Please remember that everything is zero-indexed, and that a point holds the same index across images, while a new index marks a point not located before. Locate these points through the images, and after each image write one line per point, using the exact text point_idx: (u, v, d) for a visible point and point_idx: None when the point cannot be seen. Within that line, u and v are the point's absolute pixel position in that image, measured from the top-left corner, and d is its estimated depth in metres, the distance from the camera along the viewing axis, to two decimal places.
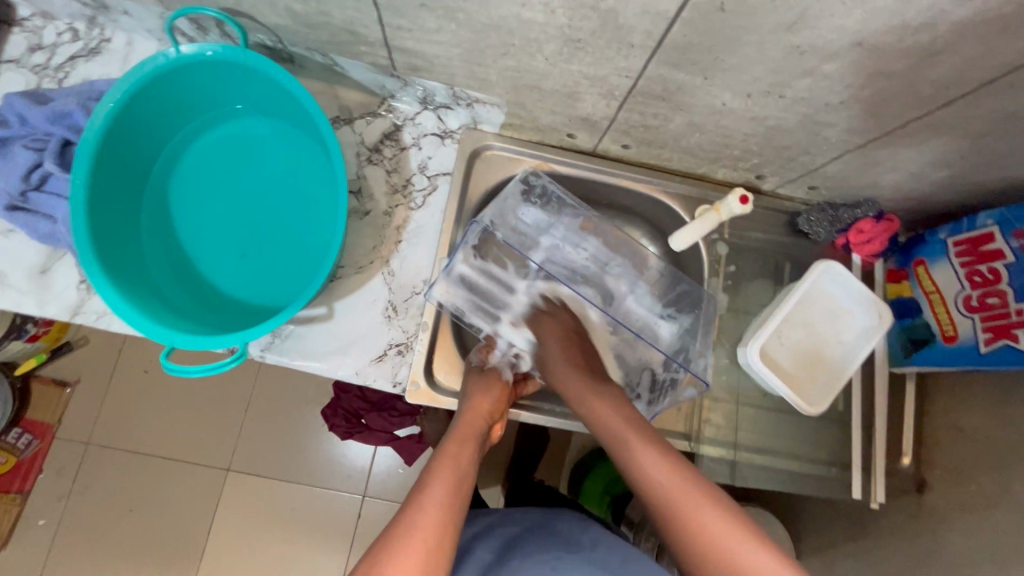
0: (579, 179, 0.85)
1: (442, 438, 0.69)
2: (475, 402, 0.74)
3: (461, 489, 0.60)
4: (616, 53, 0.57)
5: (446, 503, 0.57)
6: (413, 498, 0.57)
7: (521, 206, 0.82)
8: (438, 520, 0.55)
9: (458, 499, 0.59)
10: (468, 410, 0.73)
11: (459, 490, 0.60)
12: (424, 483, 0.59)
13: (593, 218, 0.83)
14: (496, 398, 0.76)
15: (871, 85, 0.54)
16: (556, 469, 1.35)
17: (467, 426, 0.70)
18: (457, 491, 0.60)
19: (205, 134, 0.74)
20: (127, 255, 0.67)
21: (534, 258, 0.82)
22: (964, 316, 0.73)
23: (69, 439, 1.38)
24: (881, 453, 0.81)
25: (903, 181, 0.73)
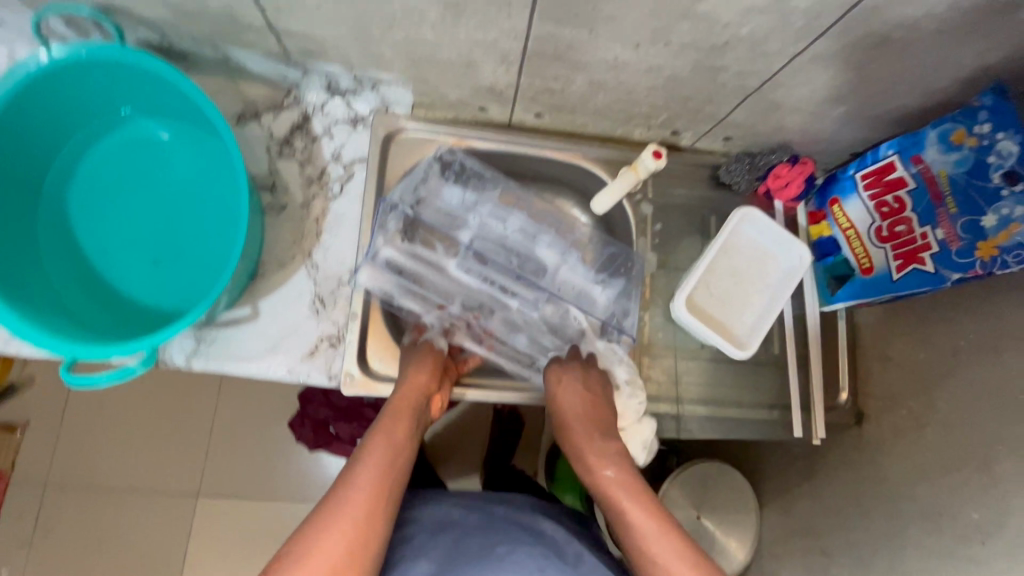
0: (498, 154, 0.85)
1: (381, 411, 0.69)
2: (412, 374, 0.73)
3: (392, 469, 0.61)
4: (498, 13, 0.57)
5: (373, 487, 0.58)
6: (341, 484, 0.57)
7: (440, 184, 0.81)
8: (362, 506, 0.55)
9: (388, 482, 0.59)
10: (405, 383, 0.72)
11: (388, 472, 0.60)
12: (354, 467, 0.60)
13: (512, 190, 0.84)
14: (432, 368, 0.75)
15: (746, 23, 0.55)
16: (534, 457, 1.33)
17: (403, 400, 0.70)
18: (386, 473, 0.60)
19: (99, 141, 0.71)
20: (21, 273, 0.64)
21: (462, 236, 0.80)
22: (877, 247, 0.75)
23: (21, 483, 1.33)
24: (819, 389, 0.83)
25: (806, 121, 0.75)
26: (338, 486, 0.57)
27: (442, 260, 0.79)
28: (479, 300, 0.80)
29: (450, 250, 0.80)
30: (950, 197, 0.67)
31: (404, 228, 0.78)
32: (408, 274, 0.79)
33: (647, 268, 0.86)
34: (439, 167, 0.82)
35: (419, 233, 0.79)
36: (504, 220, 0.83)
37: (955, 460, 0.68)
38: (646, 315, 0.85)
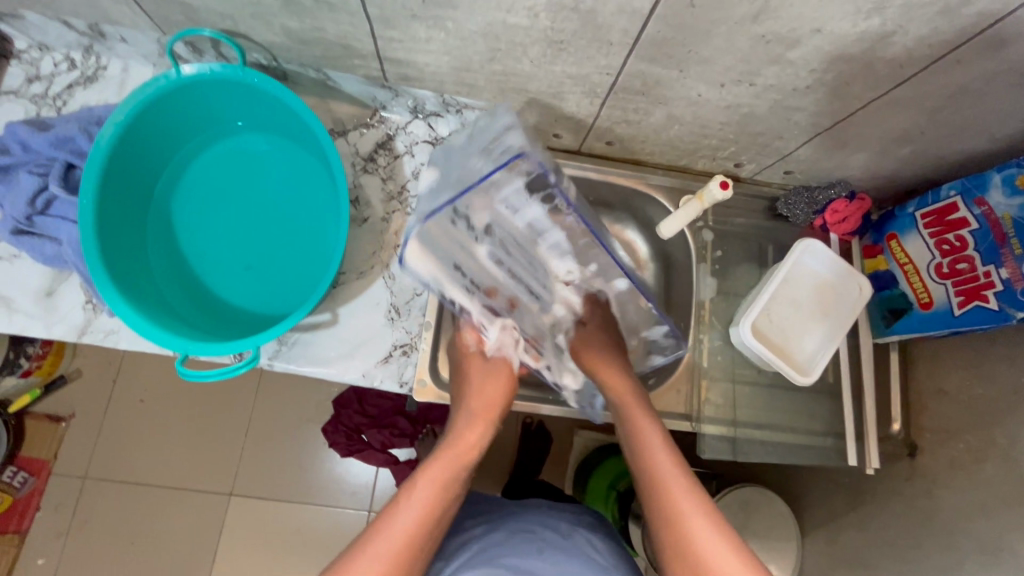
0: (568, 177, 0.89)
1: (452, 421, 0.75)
2: (481, 387, 0.76)
3: (448, 486, 0.67)
4: (597, 52, 0.61)
5: (432, 500, 0.65)
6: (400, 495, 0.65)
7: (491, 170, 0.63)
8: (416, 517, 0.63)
9: (445, 493, 0.66)
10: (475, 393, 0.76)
11: (447, 489, 0.67)
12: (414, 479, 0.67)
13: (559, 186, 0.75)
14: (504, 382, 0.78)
15: (831, 69, 0.59)
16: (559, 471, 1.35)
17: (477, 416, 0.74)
18: (443, 489, 0.66)
19: (206, 151, 0.76)
20: (134, 272, 0.69)
21: (475, 219, 0.67)
22: (937, 283, 0.77)
23: (65, 474, 1.36)
24: (872, 420, 0.84)
25: (870, 160, 0.78)
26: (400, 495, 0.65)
27: (468, 244, 0.70)
28: (509, 290, 0.76)
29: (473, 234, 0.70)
30: (1015, 238, 0.68)
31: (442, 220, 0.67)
32: (446, 264, 0.72)
33: (707, 292, 0.89)
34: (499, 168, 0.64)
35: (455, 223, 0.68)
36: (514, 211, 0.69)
37: (1018, 495, 0.69)
38: (704, 338, 0.87)
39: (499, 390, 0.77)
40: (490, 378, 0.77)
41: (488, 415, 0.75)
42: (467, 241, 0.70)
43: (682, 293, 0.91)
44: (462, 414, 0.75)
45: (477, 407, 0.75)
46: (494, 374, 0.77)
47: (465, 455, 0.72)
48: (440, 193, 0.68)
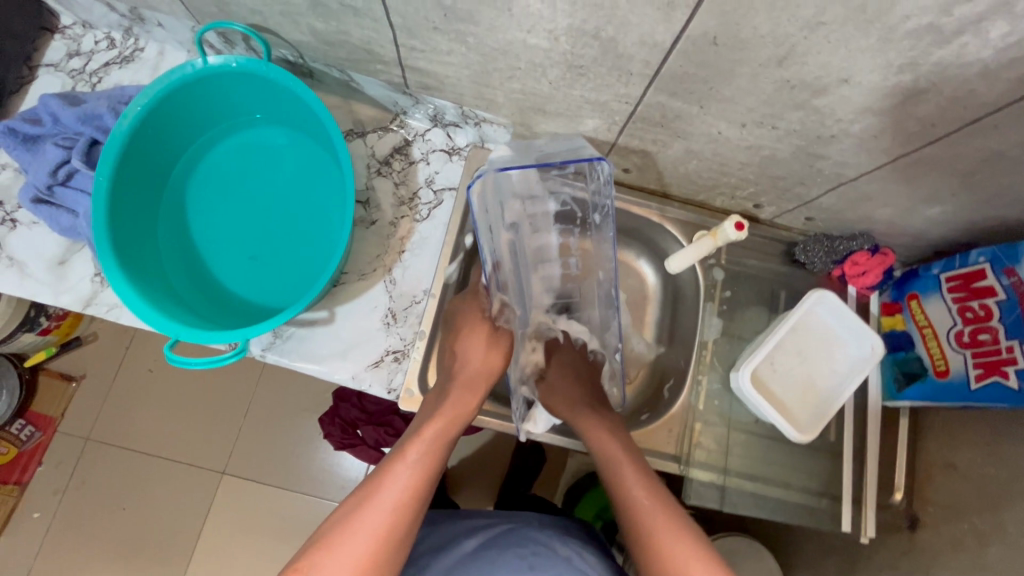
0: None
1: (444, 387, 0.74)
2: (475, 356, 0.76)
3: (428, 469, 0.63)
4: (616, 80, 0.60)
5: (410, 487, 0.60)
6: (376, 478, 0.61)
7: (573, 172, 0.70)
8: (409, 480, 0.61)
9: (424, 479, 0.62)
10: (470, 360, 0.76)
11: (428, 472, 0.63)
12: (392, 460, 0.63)
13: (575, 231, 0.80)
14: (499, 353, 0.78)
15: (859, 121, 0.56)
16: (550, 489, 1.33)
17: (468, 380, 0.74)
18: (423, 473, 0.62)
19: (224, 140, 0.78)
20: (140, 249, 0.70)
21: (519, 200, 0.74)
22: (955, 351, 0.73)
23: (69, 433, 1.40)
24: (872, 486, 0.81)
25: (896, 216, 0.75)
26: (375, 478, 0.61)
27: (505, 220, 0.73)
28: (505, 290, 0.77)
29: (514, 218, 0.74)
30: None
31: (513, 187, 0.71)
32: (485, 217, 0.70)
33: (711, 333, 0.86)
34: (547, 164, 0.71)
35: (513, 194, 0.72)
36: (539, 231, 0.79)
37: None
38: (703, 380, 0.85)
39: (492, 367, 0.76)
40: (486, 351, 0.76)
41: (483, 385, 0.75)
42: (500, 220, 0.73)
43: (687, 330, 0.89)
44: (454, 385, 0.73)
45: (467, 377, 0.74)
46: (492, 344, 0.77)
47: (447, 430, 0.68)
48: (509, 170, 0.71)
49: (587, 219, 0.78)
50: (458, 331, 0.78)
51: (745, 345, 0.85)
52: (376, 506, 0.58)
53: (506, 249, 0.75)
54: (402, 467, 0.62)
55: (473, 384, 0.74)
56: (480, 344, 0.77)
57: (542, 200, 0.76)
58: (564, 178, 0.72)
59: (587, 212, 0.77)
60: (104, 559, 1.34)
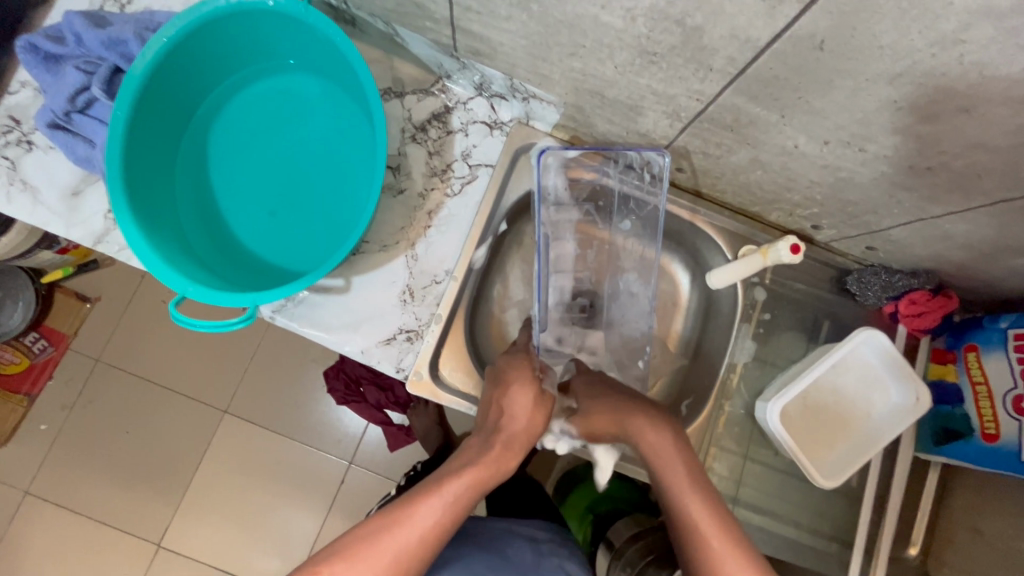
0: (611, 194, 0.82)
1: (483, 434, 0.65)
2: (518, 398, 0.67)
3: (457, 514, 0.56)
4: (692, 74, 0.53)
5: (429, 532, 0.54)
6: (401, 508, 0.55)
7: (607, 169, 0.79)
8: (432, 516, 0.55)
9: (448, 523, 0.55)
10: (514, 406, 0.66)
11: (454, 520, 0.56)
12: (424, 492, 0.57)
13: (591, 238, 0.84)
14: (541, 399, 0.68)
15: (965, 157, 0.49)
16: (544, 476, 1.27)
17: (513, 429, 0.64)
18: (449, 518, 0.55)
19: (253, 84, 0.72)
20: (155, 193, 0.66)
21: (556, 194, 0.80)
22: (1010, 416, 0.67)
23: (81, 353, 1.41)
24: (888, 539, 0.76)
25: (972, 260, 0.67)
26: (402, 505, 0.55)
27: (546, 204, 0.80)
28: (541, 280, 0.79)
29: (552, 211, 0.81)
30: None
31: (557, 176, 0.79)
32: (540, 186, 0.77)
33: (741, 355, 0.82)
34: (591, 156, 0.78)
35: (553, 186, 0.80)
36: (560, 238, 0.82)
37: None
38: (726, 404, 0.81)
39: (535, 429, 0.66)
40: (532, 406, 0.66)
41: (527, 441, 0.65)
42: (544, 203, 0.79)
43: (716, 348, 0.83)
44: (496, 438, 0.64)
45: (510, 434, 0.64)
46: (537, 405, 0.67)
47: (485, 482, 0.60)
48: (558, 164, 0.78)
49: (608, 212, 0.84)
50: (505, 382, 0.69)
51: (777, 374, 0.80)
52: (391, 541, 0.52)
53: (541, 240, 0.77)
54: (432, 504, 0.55)
55: (513, 440, 0.64)
56: (528, 398, 0.67)
57: (567, 207, 0.82)
58: (621, 171, 0.79)
59: (610, 203, 0.83)
60: (105, 479, 1.37)
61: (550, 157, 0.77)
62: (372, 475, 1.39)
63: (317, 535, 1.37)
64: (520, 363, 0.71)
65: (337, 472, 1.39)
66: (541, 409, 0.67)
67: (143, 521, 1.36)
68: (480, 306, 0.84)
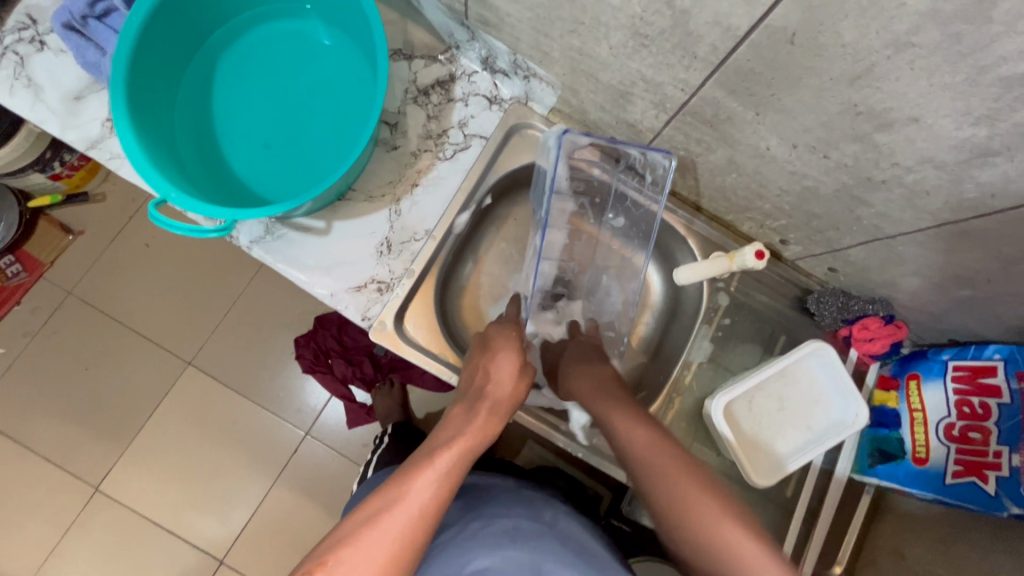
0: (606, 189, 0.83)
1: (466, 399, 0.66)
2: (502, 363, 0.68)
3: (454, 483, 0.55)
4: (678, 62, 0.57)
5: (429, 510, 0.52)
6: (399, 486, 0.53)
7: (610, 166, 0.81)
8: (429, 490, 0.53)
9: (446, 497, 0.54)
10: (499, 371, 0.68)
11: (453, 490, 0.55)
12: (417, 468, 0.55)
13: (582, 232, 0.85)
14: (524, 366, 0.70)
15: (916, 170, 0.53)
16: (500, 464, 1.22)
17: (495, 392, 0.66)
18: (445, 490, 0.54)
19: (268, 22, 0.75)
20: (155, 103, 0.69)
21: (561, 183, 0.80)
22: (940, 442, 0.71)
23: (55, 281, 1.38)
24: (814, 552, 0.78)
25: (920, 288, 0.71)
26: (399, 485, 0.53)
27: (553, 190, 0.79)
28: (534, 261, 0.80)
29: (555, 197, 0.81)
30: None
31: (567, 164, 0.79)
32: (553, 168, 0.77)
33: (698, 354, 0.84)
34: (599, 152, 0.79)
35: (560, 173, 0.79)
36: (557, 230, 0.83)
37: None
38: (676, 400, 0.84)
39: (519, 396, 0.67)
40: (518, 373, 0.68)
41: (509, 407, 0.66)
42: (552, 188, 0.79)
43: (675, 347, 0.86)
44: (482, 405, 0.64)
45: (494, 400, 0.65)
46: (522, 371, 0.69)
47: (476, 450, 0.60)
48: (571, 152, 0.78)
49: (602, 208, 0.85)
50: (492, 349, 0.70)
51: (728, 378, 0.83)
52: (393, 521, 0.50)
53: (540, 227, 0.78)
54: (426, 478, 0.54)
55: (499, 406, 0.65)
56: (512, 366, 0.68)
57: (566, 198, 0.82)
58: (621, 171, 0.81)
59: (605, 201, 0.84)
60: (54, 413, 1.34)
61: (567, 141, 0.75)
62: (326, 447, 1.37)
63: (261, 502, 1.34)
64: (506, 332, 0.73)
65: (292, 441, 1.37)
66: (524, 376, 0.69)
67: (86, 461, 1.33)
68: (453, 273, 0.86)
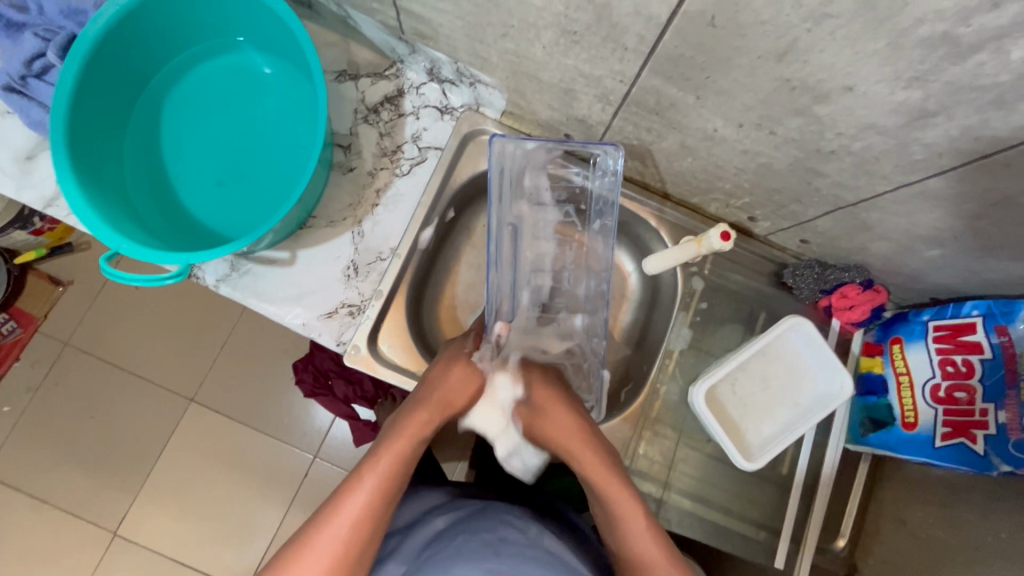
0: (593, 197, 0.81)
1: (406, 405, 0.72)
2: (438, 370, 0.73)
3: (388, 487, 0.62)
4: (611, 54, 0.56)
5: (364, 517, 0.60)
6: (335, 501, 0.60)
7: (587, 171, 0.80)
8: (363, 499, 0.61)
9: (378, 510, 0.61)
10: (433, 377, 0.72)
11: (387, 492, 0.62)
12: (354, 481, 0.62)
13: (567, 239, 0.84)
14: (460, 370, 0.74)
15: (862, 137, 0.51)
16: None
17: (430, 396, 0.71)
18: (380, 496, 0.61)
19: (205, 60, 0.75)
20: (102, 158, 0.69)
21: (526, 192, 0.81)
22: (927, 405, 0.69)
23: (48, 335, 1.39)
24: (815, 528, 0.78)
25: (892, 252, 0.70)
26: (332, 503, 0.60)
27: (515, 200, 0.81)
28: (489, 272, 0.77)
29: (515, 209, 0.81)
30: None
31: (532, 173, 0.80)
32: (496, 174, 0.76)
33: (678, 342, 0.83)
34: (563, 157, 0.80)
35: (521, 181, 0.80)
36: (536, 236, 0.83)
37: None
38: (662, 389, 0.82)
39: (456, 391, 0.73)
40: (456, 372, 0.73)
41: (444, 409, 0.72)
42: (509, 195, 0.80)
43: (655, 336, 0.85)
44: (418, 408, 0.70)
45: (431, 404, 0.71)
46: (464, 375, 0.74)
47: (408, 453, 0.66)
48: (529, 160, 0.79)
49: (587, 215, 0.83)
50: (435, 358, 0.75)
51: (712, 362, 0.82)
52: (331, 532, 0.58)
53: (506, 237, 0.81)
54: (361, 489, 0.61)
55: (434, 408, 0.71)
56: (454, 369, 0.73)
57: (546, 208, 0.83)
58: (598, 174, 0.79)
59: (591, 207, 0.82)
60: (63, 463, 1.35)
61: (497, 144, 0.74)
62: (333, 469, 1.38)
63: (276, 529, 1.35)
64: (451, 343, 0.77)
65: (300, 465, 1.37)
66: (459, 375, 0.74)
67: (100, 507, 1.34)
68: (426, 287, 0.86)
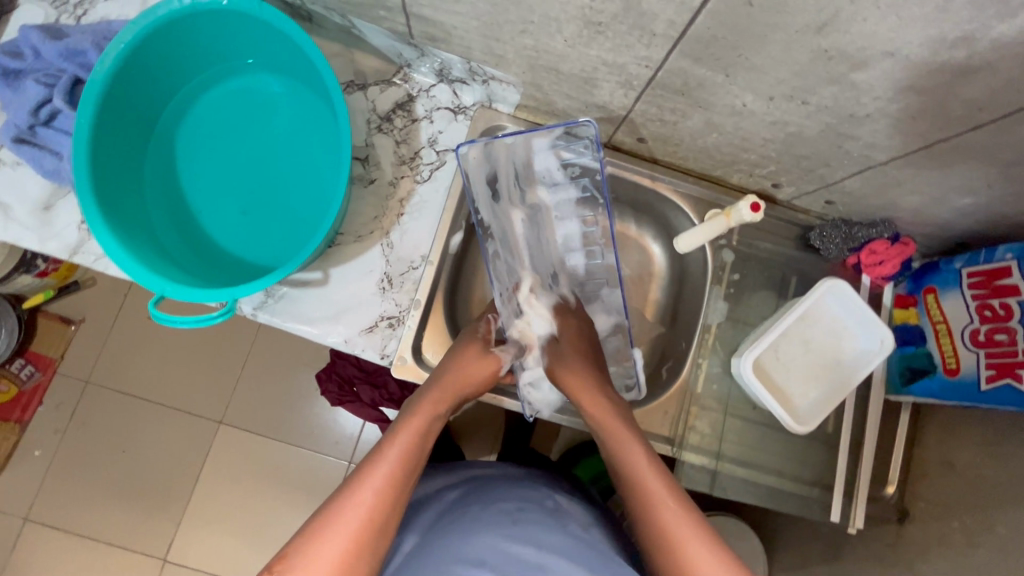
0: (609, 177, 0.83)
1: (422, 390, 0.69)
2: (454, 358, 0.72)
3: (410, 464, 0.59)
4: (637, 41, 0.55)
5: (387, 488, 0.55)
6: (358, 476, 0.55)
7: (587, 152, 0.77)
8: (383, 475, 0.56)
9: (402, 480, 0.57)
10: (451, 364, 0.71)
11: (409, 468, 0.58)
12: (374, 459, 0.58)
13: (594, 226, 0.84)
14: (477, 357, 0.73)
15: (900, 99, 0.52)
16: (550, 437, 1.20)
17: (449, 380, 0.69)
18: (403, 471, 0.57)
19: (214, 88, 0.74)
20: (120, 194, 0.67)
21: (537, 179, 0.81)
22: (968, 350, 0.71)
23: (69, 376, 1.38)
24: (867, 478, 0.80)
25: (923, 205, 0.70)
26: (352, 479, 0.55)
27: (528, 189, 0.81)
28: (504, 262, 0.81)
29: (529, 197, 0.82)
30: None
31: (539, 159, 0.79)
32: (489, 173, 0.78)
33: (714, 316, 0.84)
34: (562, 136, 0.76)
35: (529, 168, 0.80)
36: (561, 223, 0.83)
37: None
38: (704, 363, 0.84)
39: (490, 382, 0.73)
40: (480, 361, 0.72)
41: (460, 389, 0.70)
42: (515, 183, 0.80)
43: (689, 312, 0.86)
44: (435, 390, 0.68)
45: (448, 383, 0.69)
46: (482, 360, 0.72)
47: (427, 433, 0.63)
48: (533, 147, 0.77)
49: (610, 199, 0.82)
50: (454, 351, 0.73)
51: (750, 332, 0.84)
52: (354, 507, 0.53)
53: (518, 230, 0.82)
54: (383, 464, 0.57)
55: (450, 389, 0.69)
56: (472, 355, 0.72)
57: (562, 186, 0.81)
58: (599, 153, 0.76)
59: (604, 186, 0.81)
60: (104, 498, 1.36)
61: (477, 147, 0.74)
62: None
63: None
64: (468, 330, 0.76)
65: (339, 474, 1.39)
66: (476, 360, 0.72)
67: (147, 537, 1.35)
68: (458, 291, 0.86)
